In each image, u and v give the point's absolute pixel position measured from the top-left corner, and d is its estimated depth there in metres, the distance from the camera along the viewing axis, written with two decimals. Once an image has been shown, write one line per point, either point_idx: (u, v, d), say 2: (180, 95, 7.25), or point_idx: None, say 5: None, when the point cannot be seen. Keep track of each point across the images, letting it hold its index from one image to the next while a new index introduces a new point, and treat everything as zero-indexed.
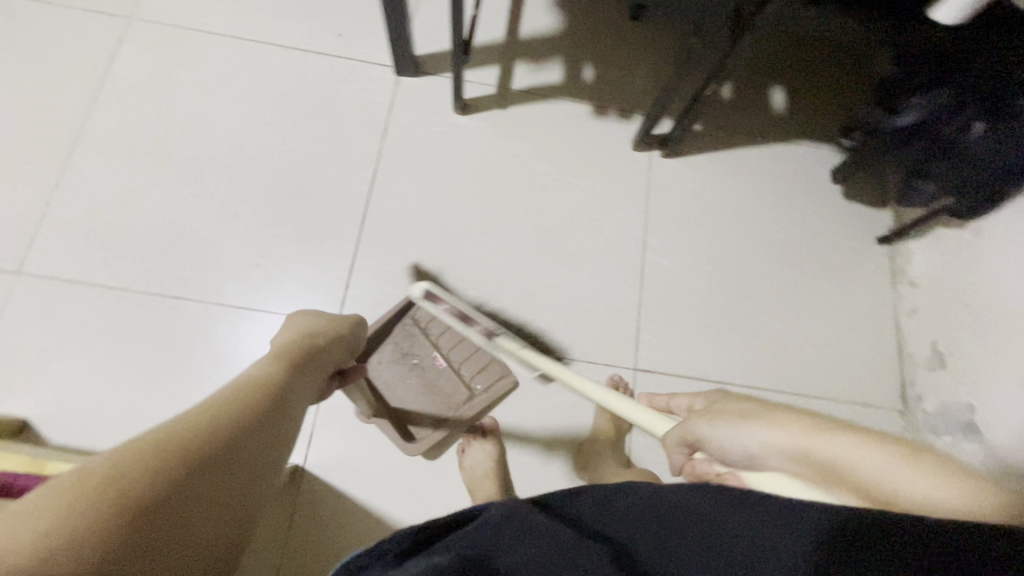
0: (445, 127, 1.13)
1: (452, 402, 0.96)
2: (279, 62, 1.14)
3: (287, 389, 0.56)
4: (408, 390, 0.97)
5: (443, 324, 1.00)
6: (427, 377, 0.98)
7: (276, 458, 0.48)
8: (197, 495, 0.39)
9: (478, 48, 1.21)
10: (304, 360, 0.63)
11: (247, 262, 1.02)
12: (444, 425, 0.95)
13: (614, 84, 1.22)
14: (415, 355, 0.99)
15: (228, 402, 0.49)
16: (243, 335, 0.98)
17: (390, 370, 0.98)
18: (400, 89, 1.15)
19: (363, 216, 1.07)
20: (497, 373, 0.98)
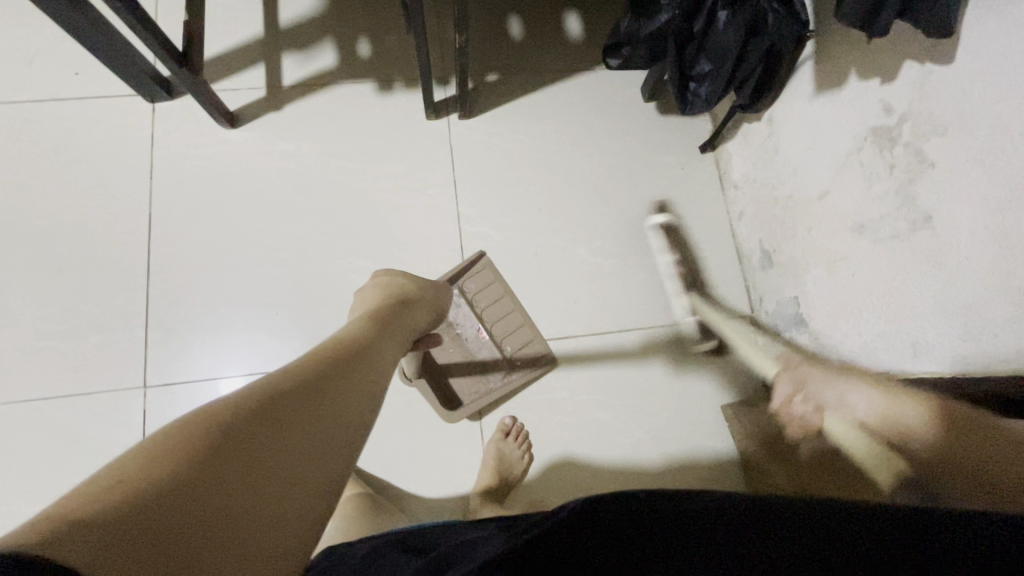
0: (216, 147, 1.05)
1: (489, 373, 1.02)
2: (11, 124, 1.02)
3: (368, 355, 0.57)
4: (451, 357, 1.03)
5: (493, 296, 1.03)
6: (462, 348, 1.03)
7: (353, 395, 0.51)
8: (263, 448, 0.42)
9: (231, 49, 1.09)
10: (382, 334, 0.63)
11: (31, 347, 0.94)
12: (477, 396, 1.00)
13: (395, 52, 1.12)
14: (461, 323, 1.04)
15: (297, 369, 0.51)
16: (39, 424, 0.92)
17: (439, 336, 1.03)
18: (158, 117, 1.05)
19: (148, 265, 0.99)
20: (538, 352, 1.02)
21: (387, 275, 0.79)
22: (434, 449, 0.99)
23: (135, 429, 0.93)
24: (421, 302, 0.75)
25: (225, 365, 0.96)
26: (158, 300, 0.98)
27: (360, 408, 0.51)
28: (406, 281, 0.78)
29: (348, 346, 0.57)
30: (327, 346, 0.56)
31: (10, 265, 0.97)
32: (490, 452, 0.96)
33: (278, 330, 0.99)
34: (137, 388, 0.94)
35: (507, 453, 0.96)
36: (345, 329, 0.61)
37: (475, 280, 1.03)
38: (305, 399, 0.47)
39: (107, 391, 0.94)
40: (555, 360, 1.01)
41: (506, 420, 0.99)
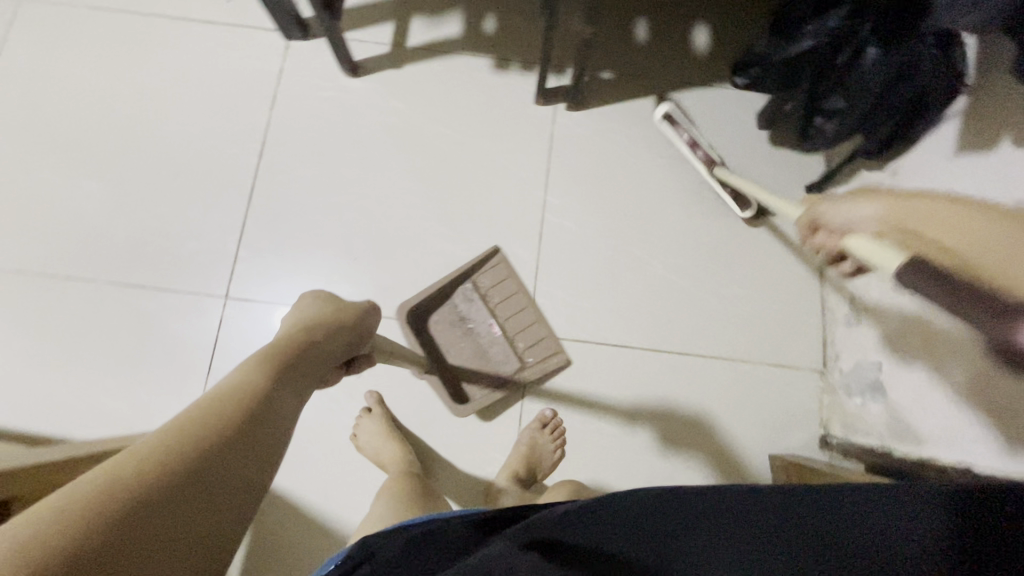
0: (335, 92, 1.10)
1: (501, 368, 1.01)
2: (165, 36, 1.12)
3: (268, 398, 0.54)
4: (463, 352, 1.03)
5: (504, 293, 1.03)
6: (474, 343, 1.03)
7: (239, 467, 0.47)
8: (119, 554, 0.37)
9: (367, 3, 1.14)
10: (291, 368, 0.59)
11: (138, 239, 1.03)
12: (490, 391, 1.00)
13: (519, 34, 1.13)
14: (467, 318, 1.03)
15: (171, 427, 0.46)
16: (131, 310, 1.00)
17: (449, 330, 1.03)
18: (289, 55, 1.11)
19: (252, 189, 1.06)
20: (552, 350, 1.01)
21: (319, 298, 0.75)
22: (471, 422, 1.00)
23: (209, 335, 1.00)
24: (340, 329, 0.70)
25: (299, 296, 1.02)
26: (254, 222, 1.05)
27: (257, 465, 0.49)
28: (323, 308, 0.73)
29: (246, 391, 0.53)
30: (216, 389, 0.52)
31: (137, 162, 1.07)
32: (525, 440, 0.96)
33: (353, 275, 1.04)
34: (219, 298, 1.01)
35: (541, 444, 0.96)
36: (239, 370, 0.56)
37: (478, 277, 1.04)
38: (192, 465, 0.44)
39: (194, 295, 1.01)
40: (568, 359, 1.00)
41: (546, 413, 0.99)
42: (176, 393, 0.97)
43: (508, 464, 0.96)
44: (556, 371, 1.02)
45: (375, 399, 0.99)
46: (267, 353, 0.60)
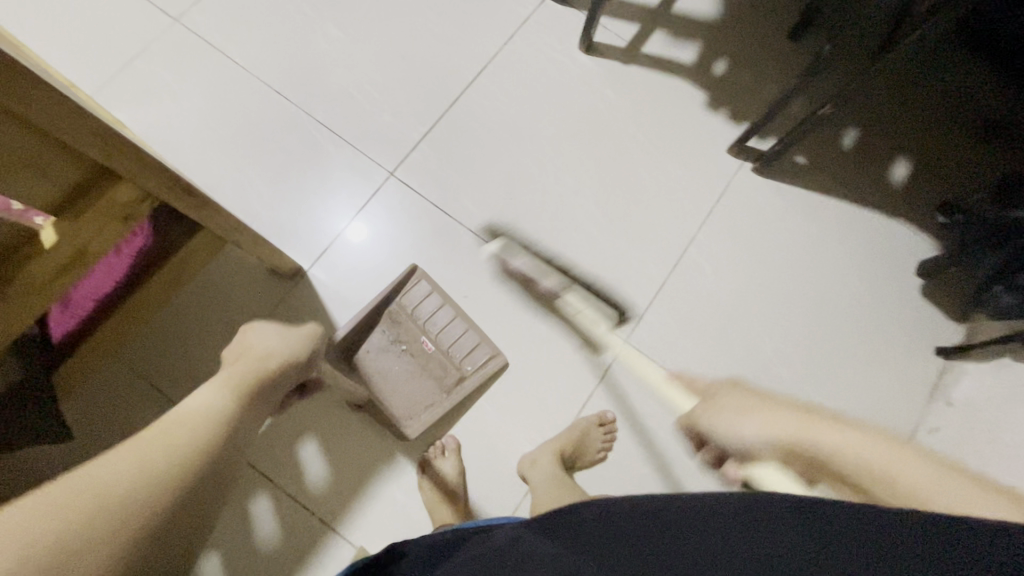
0: (564, 56, 1.17)
1: (440, 386, 0.97)
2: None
3: (228, 417, 0.60)
4: (407, 386, 0.98)
5: (430, 305, 0.98)
6: (412, 365, 0.98)
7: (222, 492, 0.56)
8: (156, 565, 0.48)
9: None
10: (235, 392, 0.63)
11: (341, 91, 1.11)
12: (427, 413, 0.95)
13: (741, 89, 1.19)
14: (401, 337, 0.99)
15: (136, 437, 0.52)
16: (310, 145, 1.08)
17: (387, 357, 0.99)
18: (541, 8, 1.19)
19: (455, 98, 1.13)
20: (485, 355, 0.97)
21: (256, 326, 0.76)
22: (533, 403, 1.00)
23: (364, 193, 1.06)
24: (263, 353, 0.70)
25: (450, 202, 1.07)
26: (443, 123, 1.11)
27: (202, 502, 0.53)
28: (275, 332, 0.75)
29: (216, 409, 0.60)
30: (179, 415, 0.57)
31: (373, 28, 1.15)
32: (581, 424, 0.97)
33: (503, 211, 1.08)
34: (386, 172, 1.07)
35: (595, 445, 0.97)
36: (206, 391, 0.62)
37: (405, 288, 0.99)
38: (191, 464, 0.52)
39: (368, 160, 1.08)
40: (507, 362, 0.98)
41: (608, 420, 0.99)
42: (311, 230, 1.04)
43: (557, 439, 0.96)
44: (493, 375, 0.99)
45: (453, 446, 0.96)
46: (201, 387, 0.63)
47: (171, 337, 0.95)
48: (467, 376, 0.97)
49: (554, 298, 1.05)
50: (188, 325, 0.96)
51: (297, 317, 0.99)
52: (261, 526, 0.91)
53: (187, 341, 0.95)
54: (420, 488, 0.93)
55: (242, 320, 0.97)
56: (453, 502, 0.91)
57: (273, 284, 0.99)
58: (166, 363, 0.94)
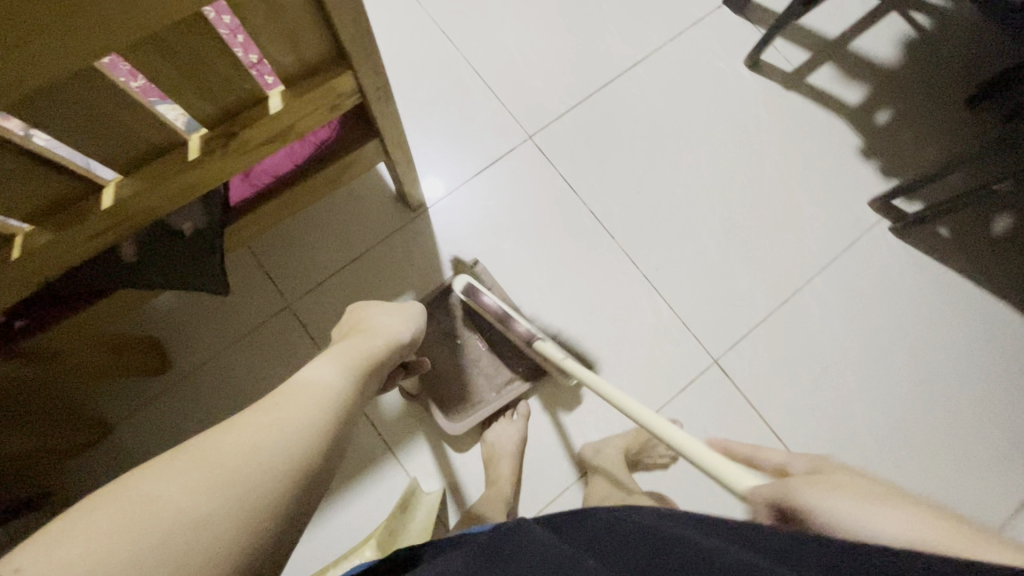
0: (726, 67, 1.15)
1: (488, 387, 0.97)
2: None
3: (266, 489, 0.39)
4: (453, 378, 0.97)
5: None
6: (461, 363, 0.98)
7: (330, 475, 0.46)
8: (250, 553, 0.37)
9: (805, 25, 1.17)
10: (284, 446, 0.42)
11: (503, 46, 1.13)
12: (472, 411, 0.96)
13: (900, 143, 1.12)
14: (452, 332, 0.98)
15: (149, 489, 0.36)
16: (461, 89, 1.10)
17: (440, 350, 0.98)
18: (716, 14, 1.17)
19: (609, 80, 1.13)
20: (537, 360, 0.98)
21: (365, 308, 0.70)
22: (606, 393, 1.00)
23: (499, 148, 1.08)
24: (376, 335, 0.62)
25: (577, 180, 1.08)
26: (591, 101, 1.11)
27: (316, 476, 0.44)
28: (386, 315, 0.68)
29: (253, 467, 0.40)
30: (204, 465, 0.38)
31: None
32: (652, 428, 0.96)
33: (625, 201, 1.08)
34: (526, 134, 1.09)
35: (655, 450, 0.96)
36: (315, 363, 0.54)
37: (467, 283, 0.99)
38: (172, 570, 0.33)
39: (511, 118, 1.10)
40: (559, 368, 0.99)
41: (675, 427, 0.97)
42: (443, 170, 1.07)
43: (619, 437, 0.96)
44: (541, 381, 1.00)
45: (524, 410, 0.97)
46: (244, 418, 0.44)
47: (297, 234, 1.00)
48: (515, 379, 0.98)
49: (653, 298, 1.04)
50: (315, 227, 1.01)
51: (411, 247, 1.02)
52: None
53: (309, 242, 1.00)
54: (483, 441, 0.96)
55: (362, 236, 1.01)
56: (512, 464, 0.93)
57: (397, 211, 1.02)
58: (287, 256, 0.99)
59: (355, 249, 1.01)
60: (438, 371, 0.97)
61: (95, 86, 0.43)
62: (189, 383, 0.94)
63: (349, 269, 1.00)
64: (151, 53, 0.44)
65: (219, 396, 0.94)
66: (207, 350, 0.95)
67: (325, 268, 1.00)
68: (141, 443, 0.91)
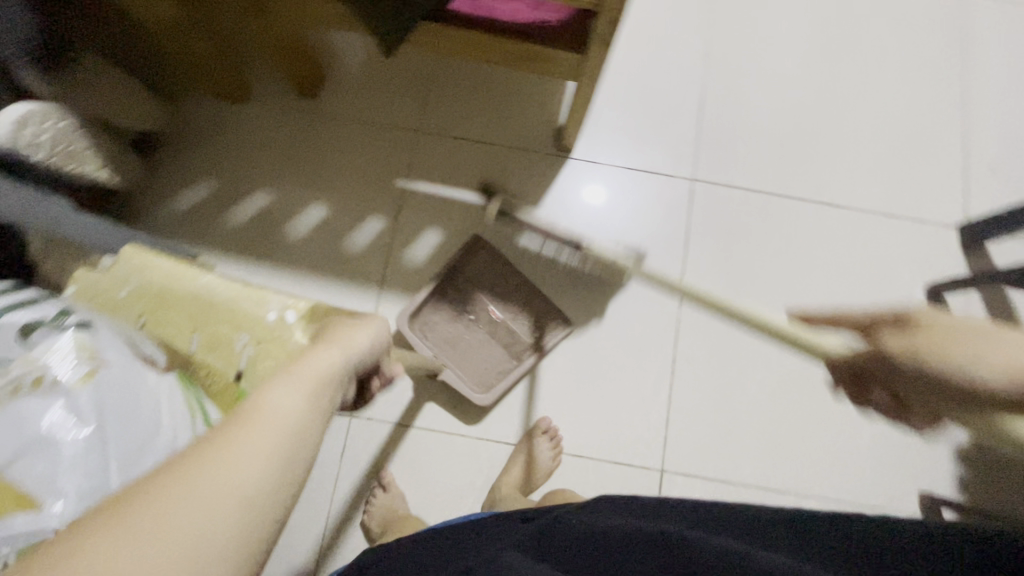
0: (906, 277, 1.05)
1: (508, 352, 1.00)
2: (956, 107, 1.11)
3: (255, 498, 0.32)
4: (470, 349, 0.99)
5: (502, 283, 1.01)
6: (479, 334, 1.00)
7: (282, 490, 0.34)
8: None
9: (1012, 308, 1.03)
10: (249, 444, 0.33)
11: (739, 98, 1.11)
12: (501, 382, 0.97)
13: (998, 477, 0.98)
14: (469, 308, 1.01)
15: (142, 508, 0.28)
16: (677, 100, 1.10)
17: (448, 323, 1.00)
18: (940, 230, 1.07)
19: (796, 198, 1.07)
20: (552, 319, 1.00)
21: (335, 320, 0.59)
22: (553, 407, 0.99)
23: (662, 165, 1.08)
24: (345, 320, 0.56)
25: (696, 242, 1.05)
26: (764, 199, 1.07)
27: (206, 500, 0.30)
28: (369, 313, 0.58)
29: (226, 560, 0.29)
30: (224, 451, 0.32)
31: (813, 94, 1.11)
32: (546, 419, 0.95)
33: (716, 293, 1.03)
34: (691, 174, 1.07)
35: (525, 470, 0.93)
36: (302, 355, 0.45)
37: (517, 239, 1.03)
38: None
39: (693, 154, 1.08)
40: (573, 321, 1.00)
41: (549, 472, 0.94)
42: (605, 141, 1.08)
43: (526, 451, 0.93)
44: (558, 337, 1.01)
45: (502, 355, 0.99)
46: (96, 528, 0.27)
47: (469, 90, 1.07)
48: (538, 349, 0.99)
49: (661, 380, 1.00)
50: (484, 95, 1.07)
51: (533, 169, 1.06)
52: (359, 235, 1.02)
53: (471, 102, 1.07)
54: (440, 343, 0.99)
55: (507, 132, 1.06)
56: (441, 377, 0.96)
57: (548, 138, 1.07)
58: (448, 97, 1.07)
59: (493, 136, 1.06)
60: (457, 343, 0.99)
61: None
62: (313, 117, 1.05)
63: (477, 144, 1.06)
64: None
65: (322, 142, 1.05)
66: (342, 106, 1.06)
67: (465, 130, 1.06)
68: (251, 122, 1.05)
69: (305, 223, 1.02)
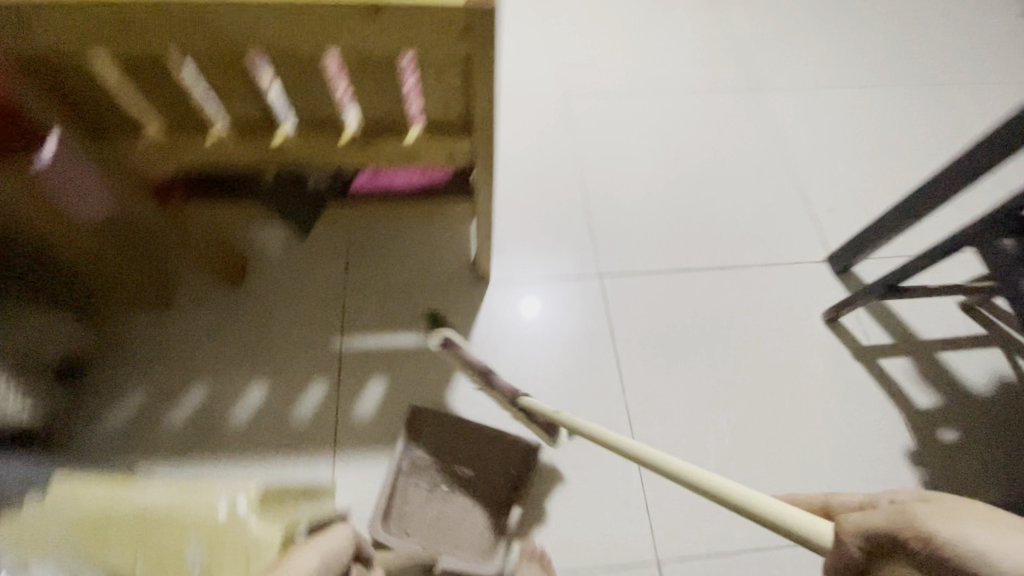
0: (803, 312, 1.19)
1: (493, 507, 0.97)
2: (785, 170, 1.36)
3: None
4: (457, 518, 0.96)
5: (471, 435, 1.00)
6: (461, 500, 0.97)
7: None
8: None
9: (896, 316, 1.18)
10: None
11: (618, 203, 1.29)
12: (498, 537, 0.93)
13: (952, 472, 1.05)
14: (436, 481, 0.98)
15: None
16: (567, 215, 1.27)
17: (428, 500, 0.97)
18: (813, 266, 1.24)
19: (690, 270, 1.22)
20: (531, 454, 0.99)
21: None
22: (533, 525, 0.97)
23: (570, 270, 1.20)
24: None
25: (620, 329, 1.15)
26: (665, 277, 1.21)
27: None
28: None
29: None
30: None
31: (674, 186, 1.33)
32: (529, 542, 0.93)
33: (651, 370, 1.11)
34: (597, 271, 1.21)
35: None
36: None
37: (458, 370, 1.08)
38: None
39: (594, 255, 1.22)
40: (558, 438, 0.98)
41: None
42: (515, 262, 1.20)
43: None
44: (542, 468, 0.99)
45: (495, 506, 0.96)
46: None
47: (384, 247, 1.18)
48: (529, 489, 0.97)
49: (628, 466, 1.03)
50: (398, 248, 1.18)
51: (459, 302, 1.15)
52: (303, 404, 1.03)
53: (388, 256, 1.17)
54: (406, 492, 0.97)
55: (426, 275, 1.16)
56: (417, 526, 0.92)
57: (465, 271, 1.17)
58: (366, 257, 1.17)
59: (415, 281, 1.15)
60: (444, 518, 0.96)
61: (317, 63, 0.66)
62: (239, 302, 1.10)
63: (401, 292, 1.14)
64: (357, 58, 0.65)
65: (252, 324, 1.09)
66: (268, 287, 1.12)
67: (387, 282, 1.15)
68: (178, 321, 1.08)
69: (246, 406, 1.02)
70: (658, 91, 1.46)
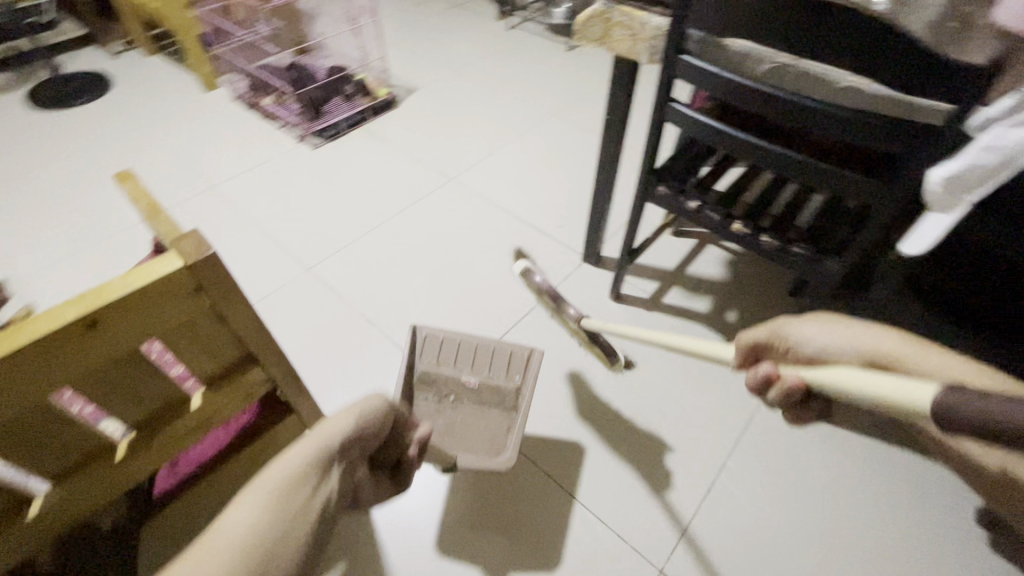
0: (599, 304, 1.42)
1: (493, 415, 1.08)
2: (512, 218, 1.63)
3: None
4: (465, 412, 1.09)
5: (460, 354, 1.13)
6: (467, 408, 1.09)
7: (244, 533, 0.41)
8: None
9: (647, 266, 1.52)
10: None
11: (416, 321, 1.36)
12: (509, 436, 1.04)
13: None
14: (445, 390, 1.11)
15: None
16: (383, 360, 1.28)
17: (445, 410, 1.09)
18: (579, 269, 1.50)
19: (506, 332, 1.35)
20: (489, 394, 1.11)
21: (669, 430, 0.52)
22: None
23: None
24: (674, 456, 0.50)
25: None
26: None
27: None
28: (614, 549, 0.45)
29: None
30: None
31: (447, 280, 1.46)
32: None
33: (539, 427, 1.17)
34: None
35: None
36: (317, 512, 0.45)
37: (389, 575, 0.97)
38: None
39: None
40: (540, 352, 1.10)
41: None
42: None
43: None
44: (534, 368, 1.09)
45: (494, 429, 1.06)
46: None
47: None
48: (522, 387, 1.10)
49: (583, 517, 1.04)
50: None
51: (345, 509, 1.04)
52: None
53: None
54: None
55: None
56: None
57: None
58: None
59: None
60: (456, 424, 1.07)
61: (46, 413, 0.57)
62: None
63: None
64: (94, 379, 0.59)
65: None
66: None
67: None
68: None
69: None
70: (382, 222, 1.61)
